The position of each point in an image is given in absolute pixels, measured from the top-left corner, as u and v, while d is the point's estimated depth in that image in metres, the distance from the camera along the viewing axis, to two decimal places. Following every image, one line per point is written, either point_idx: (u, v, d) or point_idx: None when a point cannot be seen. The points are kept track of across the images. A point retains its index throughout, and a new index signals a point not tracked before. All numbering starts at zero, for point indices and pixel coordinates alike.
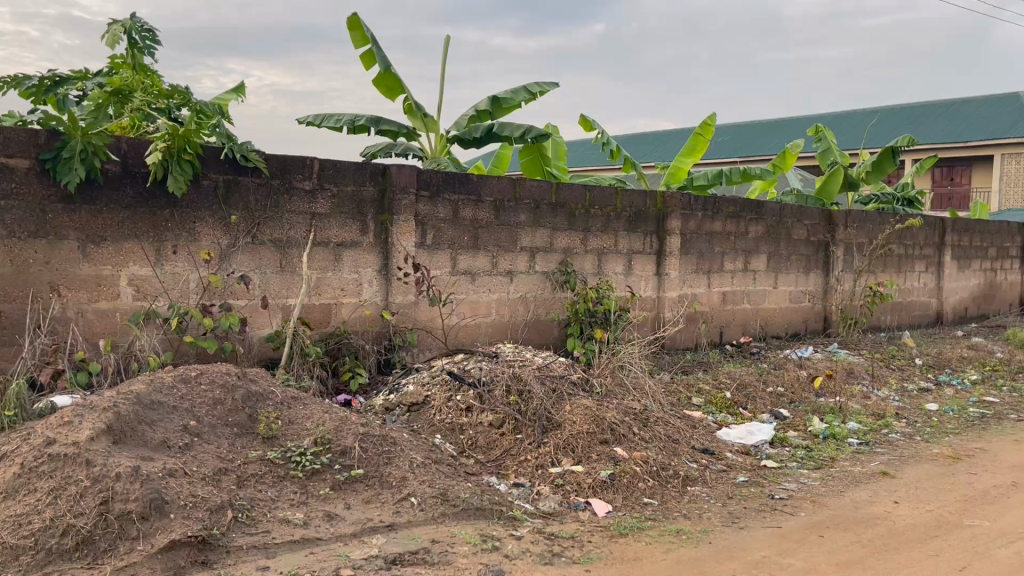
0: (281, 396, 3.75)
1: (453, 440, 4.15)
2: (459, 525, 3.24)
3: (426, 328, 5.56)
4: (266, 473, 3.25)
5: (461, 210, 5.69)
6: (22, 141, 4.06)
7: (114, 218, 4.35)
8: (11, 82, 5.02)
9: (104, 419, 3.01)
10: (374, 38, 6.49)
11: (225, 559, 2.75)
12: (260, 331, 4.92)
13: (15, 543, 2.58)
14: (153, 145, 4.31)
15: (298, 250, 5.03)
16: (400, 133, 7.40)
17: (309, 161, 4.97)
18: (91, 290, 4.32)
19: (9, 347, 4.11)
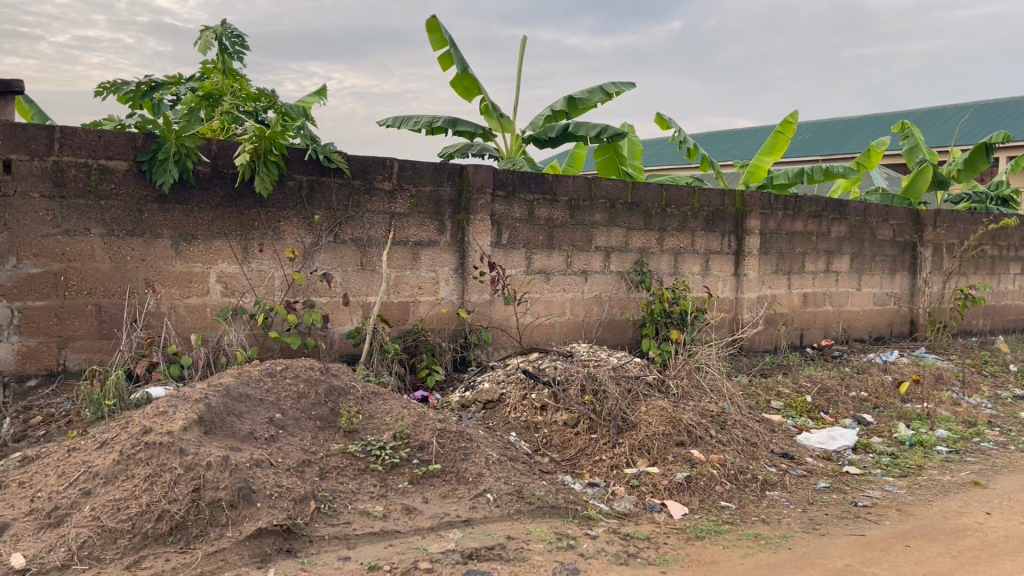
0: (361, 391, 3.84)
1: (528, 438, 4.18)
2: (534, 523, 3.27)
3: (501, 327, 5.61)
4: (347, 466, 3.33)
5: (537, 210, 5.71)
6: (121, 144, 4.26)
7: (204, 217, 4.53)
8: (111, 88, 5.28)
9: (196, 411, 3.15)
10: (452, 40, 6.57)
11: (308, 548, 2.84)
12: (341, 328, 5.05)
13: (114, 526, 2.72)
14: (242, 147, 4.47)
15: (378, 249, 5.13)
16: (476, 134, 7.48)
17: (389, 161, 5.07)
18: (183, 287, 4.51)
19: (107, 340, 4.32)
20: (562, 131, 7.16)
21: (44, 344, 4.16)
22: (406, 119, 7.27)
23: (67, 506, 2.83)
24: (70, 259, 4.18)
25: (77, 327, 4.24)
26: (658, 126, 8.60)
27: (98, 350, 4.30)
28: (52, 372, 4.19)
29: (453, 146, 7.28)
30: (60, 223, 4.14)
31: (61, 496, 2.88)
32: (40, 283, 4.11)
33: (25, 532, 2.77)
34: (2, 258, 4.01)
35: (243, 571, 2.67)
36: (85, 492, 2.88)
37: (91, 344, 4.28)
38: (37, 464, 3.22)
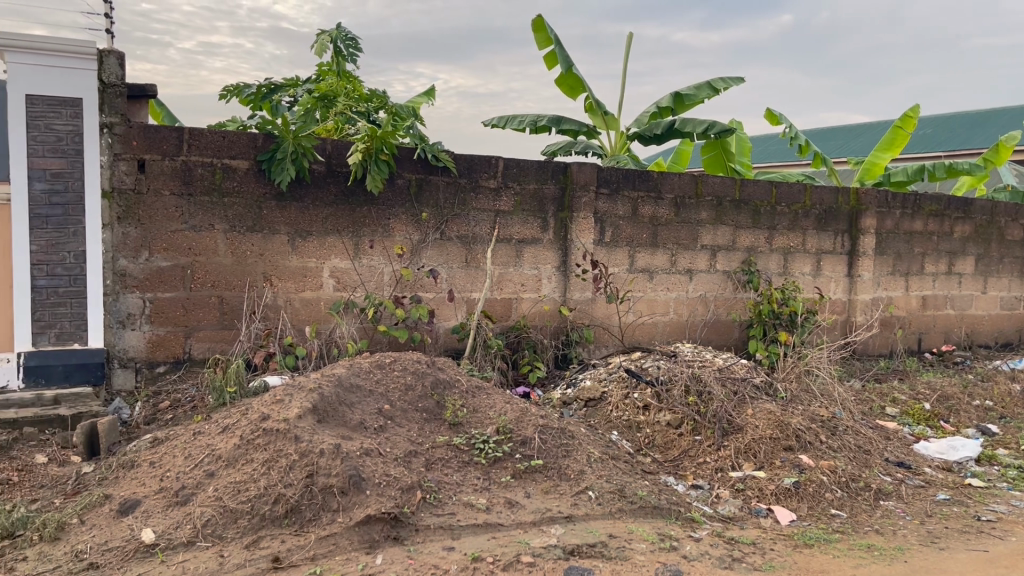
0: (465, 385, 3.91)
1: (630, 438, 4.16)
2: (636, 522, 3.25)
3: (603, 325, 5.60)
4: (452, 458, 3.40)
5: (641, 208, 5.66)
6: (243, 144, 4.47)
7: (318, 215, 4.71)
8: (234, 91, 5.55)
9: (310, 400, 3.28)
10: (558, 38, 6.59)
11: (414, 536, 2.91)
12: (446, 323, 5.16)
13: (235, 507, 2.87)
14: (354, 147, 4.62)
15: (482, 246, 5.21)
16: (581, 132, 7.48)
17: (494, 160, 5.13)
18: (298, 281, 4.71)
19: (229, 330, 4.55)
20: (668, 128, 7.07)
21: (172, 334, 4.42)
22: (511, 118, 7.34)
23: (192, 486, 3.01)
24: (195, 253, 4.43)
25: (202, 317, 4.48)
26: (767, 122, 8.37)
27: (220, 340, 4.54)
28: (178, 360, 4.44)
29: (557, 144, 7.30)
30: (188, 220, 4.39)
31: (187, 477, 3.06)
32: (169, 275, 4.37)
33: (155, 509, 2.96)
34: (136, 252, 4.29)
35: (353, 555, 2.76)
36: (209, 473, 3.05)
37: (214, 335, 4.52)
38: (165, 446, 3.43)
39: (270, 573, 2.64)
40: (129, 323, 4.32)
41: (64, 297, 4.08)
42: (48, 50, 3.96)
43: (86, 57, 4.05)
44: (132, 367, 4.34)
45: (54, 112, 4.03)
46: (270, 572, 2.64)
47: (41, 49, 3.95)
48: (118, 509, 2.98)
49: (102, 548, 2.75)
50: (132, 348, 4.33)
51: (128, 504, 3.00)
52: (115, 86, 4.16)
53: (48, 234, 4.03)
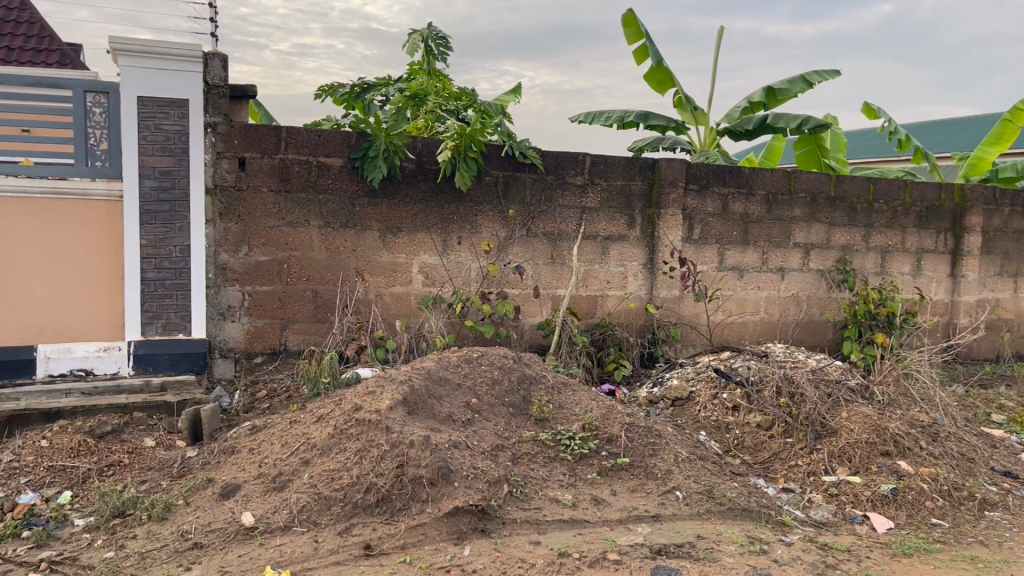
0: (552, 381, 3.92)
1: (718, 439, 4.10)
2: (725, 524, 3.20)
3: (691, 324, 5.52)
4: (538, 453, 3.42)
5: (731, 205, 5.55)
6: (337, 142, 4.60)
7: (409, 211, 4.80)
8: (329, 91, 5.71)
9: (401, 392, 3.35)
10: (647, 33, 6.53)
11: (501, 529, 2.94)
12: (531, 319, 5.18)
13: (328, 494, 2.96)
14: (444, 144, 4.69)
15: (568, 243, 5.21)
16: (669, 127, 7.38)
17: (581, 156, 5.13)
18: (388, 276, 4.81)
19: (322, 323, 4.70)
20: (760, 123, 6.91)
21: (269, 326, 4.59)
22: (598, 114, 7.31)
23: (289, 473, 3.12)
24: (292, 248, 4.58)
25: (297, 310, 4.64)
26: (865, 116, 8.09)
27: (314, 333, 4.68)
28: (275, 351, 4.61)
29: (645, 139, 7.23)
30: (284, 216, 4.54)
31: (284, 463, 3.18)
32: (267, 270, 4.54)
33: (254, 494, 3.08)
34: (236, 246, 4.46)
35: (441, 545, 2.80)
36: (304, 461, 3.16)
37: (308, 327, 4.67)
38: (263, 433, 3.56)
39: (361, 559, 2.71)
40: (230, 314, 4.50)
41: (171, 289, 4.28)
42: (159, 53, 4.14)
43: (193, 59, 4.21)
44: (232, 357, 4.53)
45: (163, 113, 4.22)
46: (362, 558, 2.72)
47: (152, 53, 4.14)
48: (219, 492, 3.12)
49: (206, 529, 2.89)
50: (232, 338, 4.52)
51: (229, 487, 3.14)
52: (218, 87, 4.34)
53: (156, 230, 4.23)
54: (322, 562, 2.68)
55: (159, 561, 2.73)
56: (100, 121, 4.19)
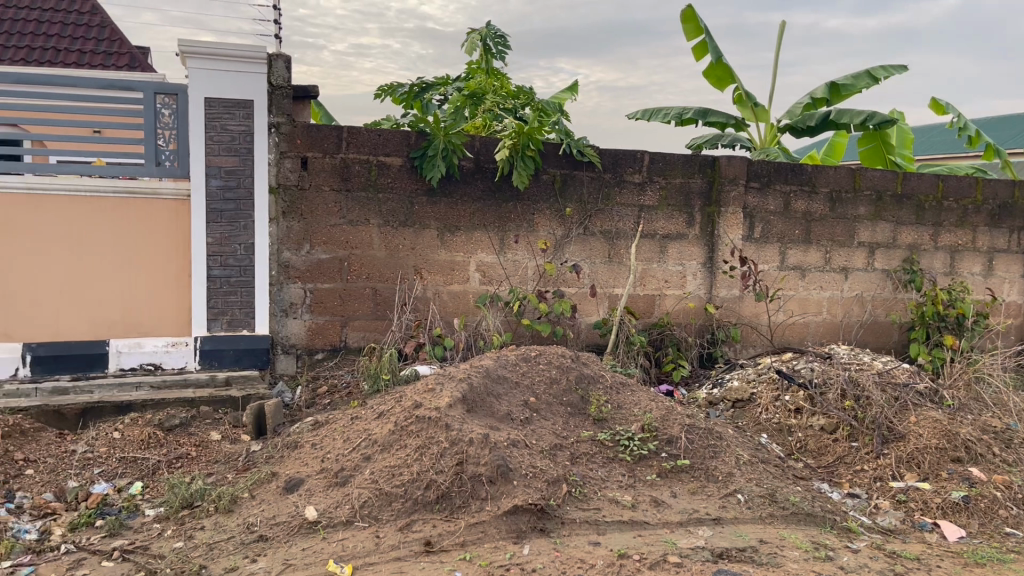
0: (610, 381, 3.90)
1: (780, 442, 4.02)
2: (789, 529, 3.14)
3: (751, 324, 5.43)
4: (596, 453, 3.40)
5: (793, 203, 5.45)
6: (397, 142, 4.64)
7: (466, 210, 4.82)
8: (388, 90, 5.76)
9: (460, 390, 3.37)
10: (707, 28, 6.44)
11: (561, 528, 2.92)
12: (588, 318, 5.16)
13: (389, 490, 2.99)
14: (502, 142, 4.69)
15: (626, 242, 5.17)
16: (728, 124, 7.27)
17: (640, 154, 5.08)
18: (446, 274, 4.84)
19: (381, 320, 4.75)
20: (822, 119, 6.76)
21: (330, 323, 4.65)
22: (655, 111, 7.24)
23: (351, 468, 3.16)
24: (352, 246, 4.64)
25: (357, 308, 4.69)
26: (933, 112, 7.85)
27: (374, 330, 4.74)
28: (335, 347, 4.68)
29: (703, 137, 7.14)
30: (345, 214, 4.59)
31: (346, 459, 3.22)
32: (328, 267, 4.61)
33: (317, 488, 3.12)
34: (298, 244, 4.54)
35: (501, 544, 2.80)
36: (365, 457, 3.20)
37: (368, 324, 4.73)
38: (325, 429, 3.62)
39: (422, 555, 2.73)
40: (292, 311, 4.58)
41: (236, 286, 4.38)
42: (225, 55, 4.23)
43: (258, 61, 4.29)
44: (294, 353, 4.61)
45: (229, 113, 4.31)
46: (422, 554, 2.74)
47: (218, 54, 4.23)
48: (283, 486, 3.18)
49: (270, 522, 2.95)
50: (293, 335, 4.60)
51: (293, 481, 3.19)
52: (282, 88, 4.41)
53: (222, 228, 4.33)
54: (384, 558, 2.71)
55: (226, 552, 2.80)
56: (169, 122, 4.31)
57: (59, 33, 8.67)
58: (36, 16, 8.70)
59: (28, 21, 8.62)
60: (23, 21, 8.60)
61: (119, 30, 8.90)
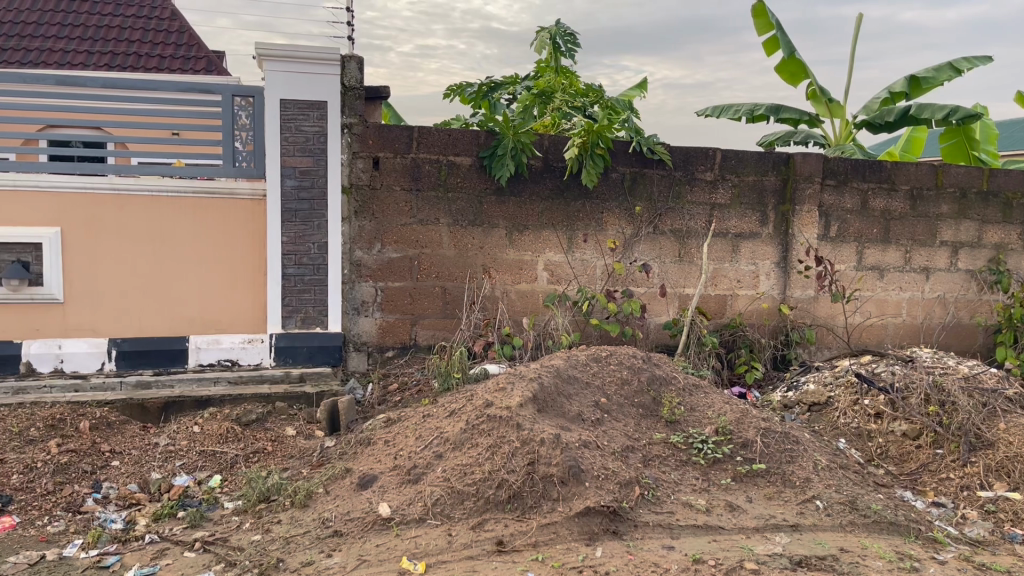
0: (683, 382, 3.83)
1: (859, 447, 3.91)
2: (870, 537, 3.04)
3: (827, 326, 5.29)
4: (669, 456, 3.35)
5: (872, 200, 5.28)
6: (466, 141, 4.65)
7: (535, 209, 4.81)
8: (457, 90, 5.79)
9: (531, 389, 3.36)
10: (780, 23, 6.29)
11: (633, 532, 2.88)
12: (658, 318, 5.09)
13: (461, 489, 2.99)
14: (571, 141, 4.66)
15: (697, 241, 5.08)
16: (802, 121, 7.09)
17: (712, 151, 4.99)
18: (514, 273, 4.84)
19: (450, 319, 4.77)
20: (902, 114, 6.54)
21: (400, 321, 4.70)
22: (726, 108, 7.10)
23: (423, 466, 3.18)
24: (422, 246, 4.67)
25: (426, 306, 4.73)
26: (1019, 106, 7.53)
27: (443, 328, 4.76)
28: (405, 345, 4.72)
29: (775, 133, 6.97)
30: (415, 214, 4.63)
31: (418, 456, 3.24)
32: (398, 266, 4.65)
33: (390, 485, 3.15)
34: (370, 243, 4.59)
35: (573, 545, 2.77)
36: (437, 454, 3.21)
37: (437, 323, 4.75)
38: (398, 426, 3.65)
39: (494, 555, 2.73)
40: (363, 310, 4.65)
41: (309, 285, 4.46)
42: (301, 58, 4.31)
43: (332, 63, 4.36)
44: (365, 350, 4.68)
45: (303, 114, 4.39)
46: (495, 554, 2.73)
47: (294, 57, 4.31)
48: (357, 482, 3.22)
49: (345, 518, 2.98)
50: (365, 333, 4.66)
51: (367, 478, 3.23)
52: (354, 89, 4.46)
53: (296, 227, 4.41)
54: (456, 556, 2.71)
55: (302, 546, 2.85)
56: (245, 124, 4.42)
57: (140, 38, 9.01)
58: (119, 23, 9.10)
59: (111, 28, 9.04)
60: (107, 28, 9.02)
61: (196, 35, 9.14)
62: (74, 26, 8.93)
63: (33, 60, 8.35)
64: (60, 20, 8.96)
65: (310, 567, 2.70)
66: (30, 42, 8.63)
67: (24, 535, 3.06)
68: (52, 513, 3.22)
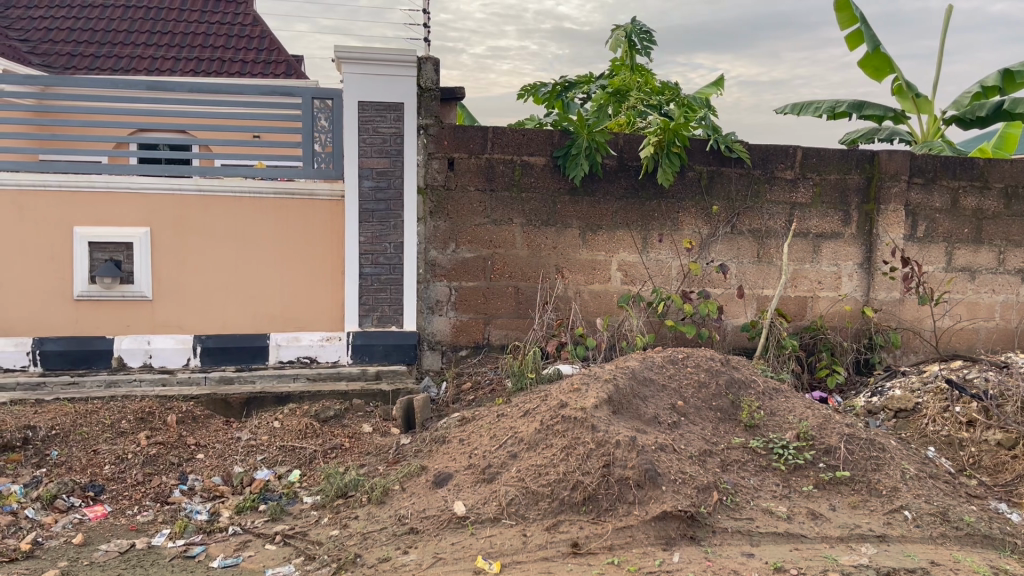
0: (763, 385, 3.73)
1: (950, 456, 3.76)
2: (962, 551, 2.91)
3: (913, 329, 5.09)
4: (749, 461, 3.27)
5: (962, 199, 5.06)
6: (540, 141, 4.64)
7: (609, 208, 4.76)
8: (531, 90, 5.77)
9: (606, 390, 3.32)
10: (864, 16, 6.09)
11: (711, 538, 2.82)
12: (735, 320, 4.99)
13: (536, 489, 2.98)
14: (647, 139, 4.61)
15: (777, 241, 4.95)
16: (886, 117, 6.85)
17: (792, 149, 4.86)
18: (588, 273, 4.80)
19: (523, 319, 4.76)
20: (994, 109, 6.25)
21: (474, 320, 4.72)
22: (806, 105, 6.91)
23: (498, 465, 3.17)
24: (495, 245, 4.68)
25: (499, 306, 4.73)
26: None
27: (516, 329, 4.76)
28: (478, 344, 4.75)
29: (858, 131, 6.76)
30: (490, 214, 4.64)
31: (493, 456, 3.24)
32: (472, 266, 4.68)
33: (465, 483, 3.16)
34: (444, 244, 4.63)
35: (650, 549, 2.73)
36: (511, 454, 3.20)
37: (510, 323, 4.75)
38: (472, 426, 3.66)
39: (570, 557, 2.71)
40: (438, 309, 4.69)
41: (385, 284, 4.53)
42: (378, 61, 4.37)
43: (409, 65, 4.41)
44: (439, 349, 4.73)
45: (381, 116, 4.45)
46: (570, 556, 2.71)
47: (372, 60, 4.37)
48: (433, 480, 3.24)
49: (421, 515, 3.01)
50: (439, 332, 4.71)
51: (442, 476, 3.24)
52: (430, 91, 4.50)
53: (373, 227, 4.48)
54: (531, 557, 2.70)
55: (379, 543, 2.88)
56: (325, 126, 4.50)
57: (224, 44, 9.30)
58: (204, 29, 9.42)
59: (196, 34, 9.35)
60: (193, 35, 9.33)
61: (277, 41, 9.36)
62: (162, 34, 9.26)
63: (124, 67, 8.72)
64: (150, 27, 9.31)
65: (387, 564, 2.73)
66: (121, 50, 8.99)
67: (115, 524, 3.18)
68: (142, 502, 3.34)
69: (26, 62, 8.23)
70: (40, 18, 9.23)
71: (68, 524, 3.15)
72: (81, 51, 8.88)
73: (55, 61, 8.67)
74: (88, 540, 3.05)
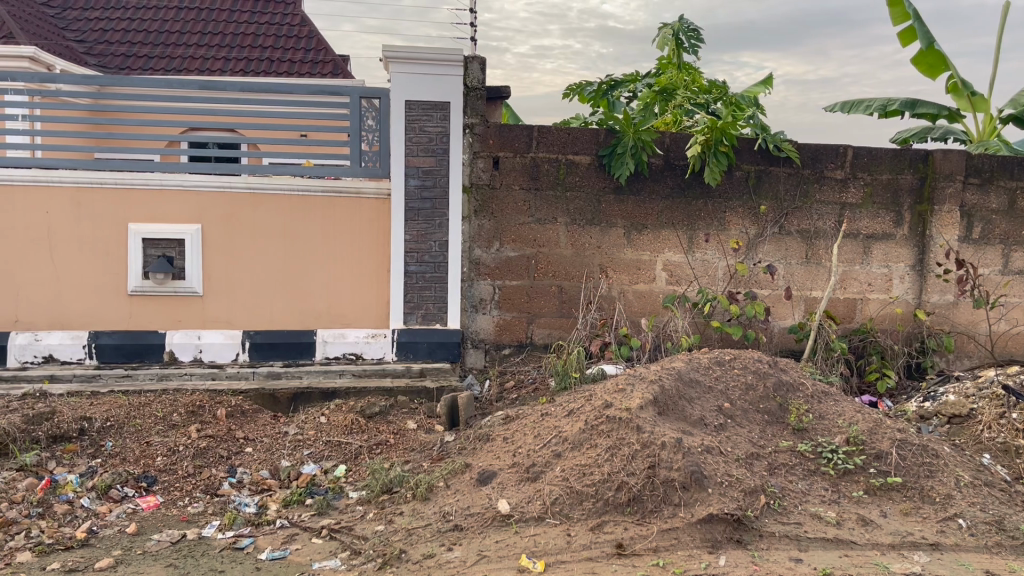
0: (812, 389, 3.67)
1: (1006, 464, 3.65)
2: (1019, 561, 2.83)
3: (968, 333, 4.97)
4: (797, 465, 3.22)
5: (1020, 201, 4.91)
6: (586, 140, 4.62)
7: (654, 208, 4.72)
8: (576, 90, 5.76)
9: (651, 391, 3.29)
10: (917, 13, 5.95)
11: (758, 541, 2.78)
12: (783, 321, 4.91)
13: (580, 489, 2.97)
14: (693, 139, 4.57)
15: (827, 241, 4.87)
16: (939, 116, 6.69)
17: (842, 149, 4.77)
18: (632, 273, 4.77)
19: (567, 318, 4.75)
20: None
21: (517, 319, 4.73)
22: (856, 104, 6.78)
23: (542, 464, 3.17)
24: (540, 244, 4.68)
25: (543, 305, 4.73)
26: None
27: (559, 328, 4.75)
28: (522, 343, 4.75)
29: (910, 130, 6.61)
30: (534, 213, 4.64)
31: (537, 455, 3.24)
32: (516, 265, 4.68)
33: (509, 482, 3.16)
34: (488, 243, 4.65)
35: (696, 552, 2.70)
36: (555, 454, 3.20)
37: (554, 322, 4.74)
38: (517, 423, 3.66)
39: (614, 558, 2.69)
40: (481, 307, 4.71)
41: (430, 282, 4.56)
42: (425, 61, 4.39)
43: (455, 65, 4.42)
44: (482, 347, 4.74)
45: (427, 115, 4.47)
46: (615, 556, 2.70)
47: (419, 59, 4.39)
48: (477, 478, 3.24)
49: (465, 512, 3.02)
50: (483, 330, 4.72)
51: (486, 474, 3.24)
52: (476, 90, 4.51)
53: (418, 225, 4.52)
54: (575, 557, 2.70)
55: (424, 539, 2.90)
56: (372, 126, 4.54)
57: (274, 44, 9.44)
58: (254, 29, 9.59)
59: (246, 34, 9.52)
60: (243, 35, 9.50)
61: (325, 41, 9.47)
62: (213, 34, 9.45)
63: (177, 67, 8.91)
64: (202, 28, 9.51)
65: (431, 560, 2.75)
66: (174, 50, 9.19)
67: (167, 514, 3.25)
68: (192, 494, 3.41)
69: (82, 62, 8.45)
70: (95, 18, 9.47)
71: (122, 514, 3.22)
72: (136, 52, 9.08)
73: (110, 62, 8.88)
74: (141, 529, 3.12)
